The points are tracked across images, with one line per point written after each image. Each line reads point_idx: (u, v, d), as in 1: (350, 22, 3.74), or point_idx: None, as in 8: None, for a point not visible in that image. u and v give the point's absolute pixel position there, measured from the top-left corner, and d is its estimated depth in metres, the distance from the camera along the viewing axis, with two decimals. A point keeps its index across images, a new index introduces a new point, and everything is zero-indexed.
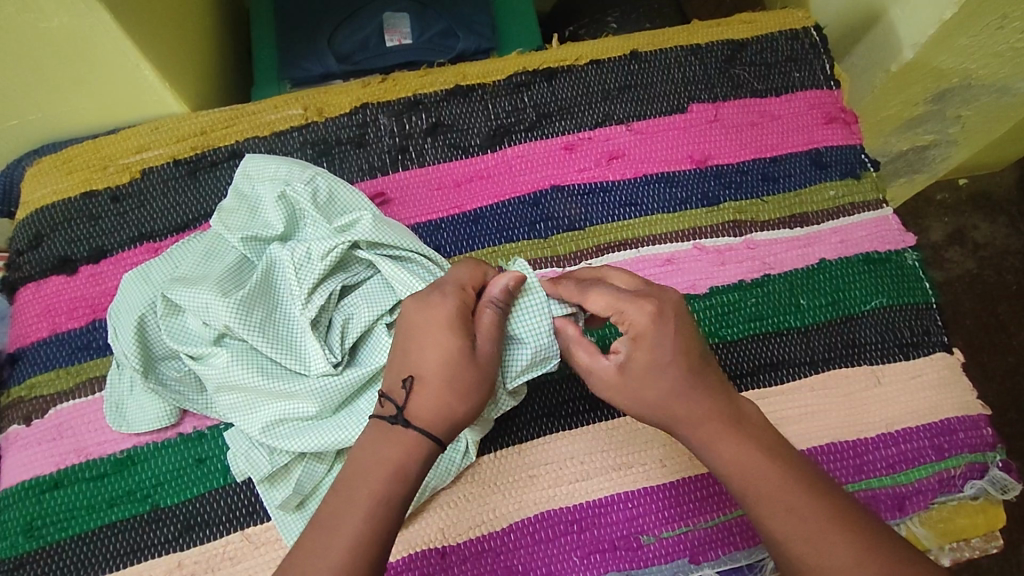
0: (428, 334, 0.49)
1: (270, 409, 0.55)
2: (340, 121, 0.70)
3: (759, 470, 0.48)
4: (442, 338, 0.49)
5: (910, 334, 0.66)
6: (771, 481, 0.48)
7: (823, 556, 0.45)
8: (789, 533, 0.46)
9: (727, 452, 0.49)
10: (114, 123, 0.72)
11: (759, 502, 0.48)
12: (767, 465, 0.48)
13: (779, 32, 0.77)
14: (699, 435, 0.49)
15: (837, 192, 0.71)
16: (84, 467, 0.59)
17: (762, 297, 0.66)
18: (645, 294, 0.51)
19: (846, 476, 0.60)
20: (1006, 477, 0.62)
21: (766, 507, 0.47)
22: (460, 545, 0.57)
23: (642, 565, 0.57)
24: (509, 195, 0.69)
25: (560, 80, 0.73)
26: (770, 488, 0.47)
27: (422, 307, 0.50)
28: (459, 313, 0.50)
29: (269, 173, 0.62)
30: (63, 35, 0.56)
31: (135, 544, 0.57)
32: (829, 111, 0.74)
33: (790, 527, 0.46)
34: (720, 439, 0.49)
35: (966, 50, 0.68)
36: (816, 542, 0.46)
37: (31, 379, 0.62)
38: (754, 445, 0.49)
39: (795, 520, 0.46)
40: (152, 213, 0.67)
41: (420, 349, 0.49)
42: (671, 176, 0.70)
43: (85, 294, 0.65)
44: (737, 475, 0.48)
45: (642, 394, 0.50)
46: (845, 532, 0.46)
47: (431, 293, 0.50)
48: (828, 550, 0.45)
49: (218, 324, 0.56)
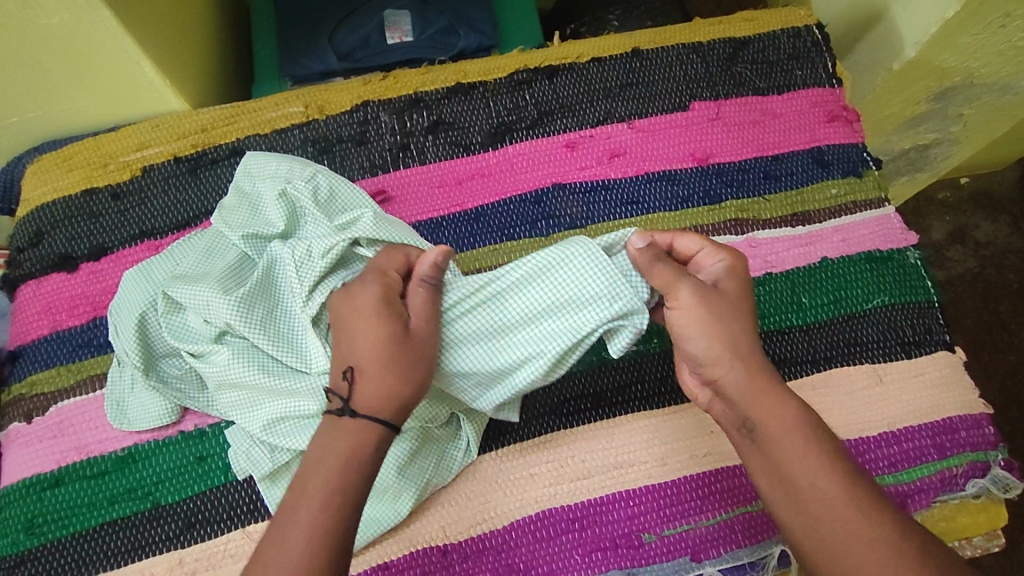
0: (359, 322, 0.51)
1: (270, 407, 0.55)
2: (341, 118, 0.70)
3: (797, 433, 0.48)
4: (373, 323, 0.50)
5: (912, 332, 0.66)
6: (805, 443, 0.48)
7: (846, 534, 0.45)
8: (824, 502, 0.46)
9: (774, 415, 0.49)
10: (114, 121, 0.72)
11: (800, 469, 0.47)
12: (803, 428, 0.48)
13: (780, 30, 0.76)
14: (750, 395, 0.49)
15: (838, 190, 0.71)
16: (84, 464, 0.59)
17: (763, 296, 0.66)
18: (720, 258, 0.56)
19: (879, 466, 0.61)
20: (1008, 475, 0.62)
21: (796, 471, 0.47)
22: (460, 543, 0.57)
23: (643, 563, 0.57)
24: (510, 193, 0.68)
25: (561, 78, 0.72)
26: (805, 452, 0.47)
27: (350, 299, 0.52)
28: (383, 297, 0.52)
29: (269, 171, 0.62)
30: (63, 31, 0.56)
31: (136, 542, 0.57)
32: (830, 109, 0.74)
33: (814, 493, 0.46)
34: (761, 396, 0.49)
35: (968, 49, 0.68)
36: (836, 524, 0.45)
37: (31, 376, 0.62)
38: (797, 408, 0.49)
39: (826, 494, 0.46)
40: (152, 211, 0.67)
41: (353, 338, 0.51)
42: (673, 174, 0.70)
43: (86, 291, 0.64)
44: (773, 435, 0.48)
45: (710, 325, 0.51)
46: None
47: (352, 285, 0.53)
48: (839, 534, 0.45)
49: (219, 322, 0.55)
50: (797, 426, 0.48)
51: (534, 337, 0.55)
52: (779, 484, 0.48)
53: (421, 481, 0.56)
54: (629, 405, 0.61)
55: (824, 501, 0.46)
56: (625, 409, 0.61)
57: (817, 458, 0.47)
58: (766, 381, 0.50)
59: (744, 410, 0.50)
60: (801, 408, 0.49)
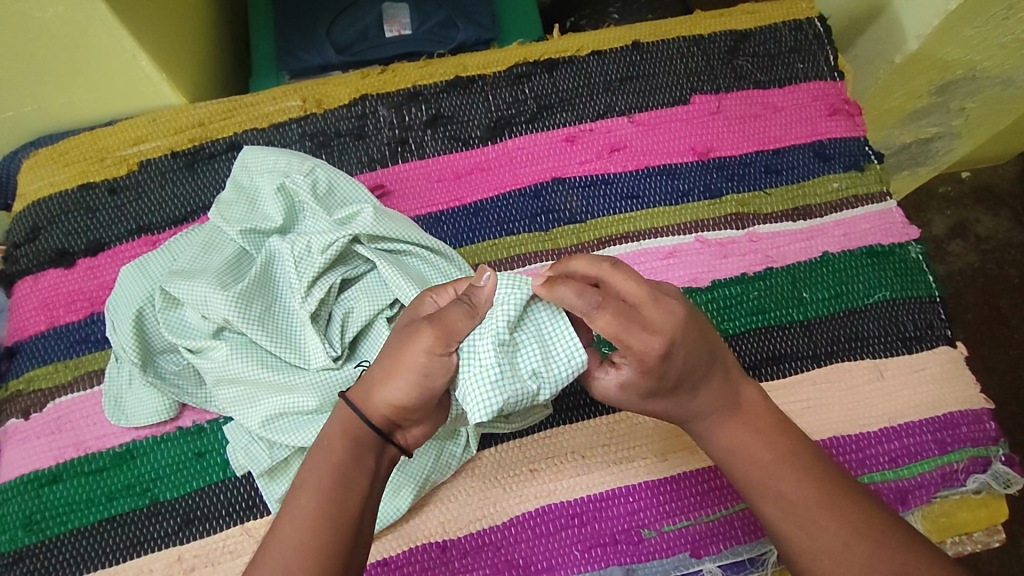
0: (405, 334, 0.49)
1: (270, 402, 0.55)
2: (340, 112, 0.69)
3: (756, 453, 0.49)
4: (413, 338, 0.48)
5: (914, 328, 0.66)
6: (769, 461, 0.48)
7: (807, 535, 0.46)
8: (780, 514, 0.47)
9: (723, 440, 0.50)
10: (110, 115, 0.71)
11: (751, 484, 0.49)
12: (765, 453, 0.49)
13: (782, 23, 0.76)
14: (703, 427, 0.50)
15: (841, 184, 0.71)
16: (83, 460, 0.59)
17: (764, 290, 0.66)
18: (635, 333, 0.45)
19: (862, 467, 0.60)
20: (1009, 470, 0.61)
21: (757, 490, 0.48)
22: (460, 539, 0.57)
23: (643, 558, 0.57)
24: (510, 187, 0.68)
25: (561, 71, 0.72)
26: (761, 463, 0.49)
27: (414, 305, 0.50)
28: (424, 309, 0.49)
29: (267, 166, 0.62)
30: (57, 25, 0.56)
31: (135, 538, 0.57)
32: (833, 102, 0.74)
33: (778, 501, 0.47)
34: (720, 425, 0.50)
35: (971, 41, 0.67)
36: (804, 522, 0.46)
37: (29, 372, 0.62)
38: (748, 432, 0.50)
39: (782, 499, 0.47)
40: (148, 206, 0.67)
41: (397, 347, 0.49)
42: (673, 167, 0.70)
43: (83, 287, 0.64)
44: (736, 461, 0.50)
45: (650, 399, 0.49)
46: (830, 515, 0.46)
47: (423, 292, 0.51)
48: (810, 530, 0.46)
49: (217, 317, 0.55)
50: (753, 445, 0.49)
51: (489, 382, 0.46)
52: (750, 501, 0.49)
53: (421, 478, 0.56)
54: None
55: (786, 513, 0.47)
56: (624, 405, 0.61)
57: (779, 466, 0.48)
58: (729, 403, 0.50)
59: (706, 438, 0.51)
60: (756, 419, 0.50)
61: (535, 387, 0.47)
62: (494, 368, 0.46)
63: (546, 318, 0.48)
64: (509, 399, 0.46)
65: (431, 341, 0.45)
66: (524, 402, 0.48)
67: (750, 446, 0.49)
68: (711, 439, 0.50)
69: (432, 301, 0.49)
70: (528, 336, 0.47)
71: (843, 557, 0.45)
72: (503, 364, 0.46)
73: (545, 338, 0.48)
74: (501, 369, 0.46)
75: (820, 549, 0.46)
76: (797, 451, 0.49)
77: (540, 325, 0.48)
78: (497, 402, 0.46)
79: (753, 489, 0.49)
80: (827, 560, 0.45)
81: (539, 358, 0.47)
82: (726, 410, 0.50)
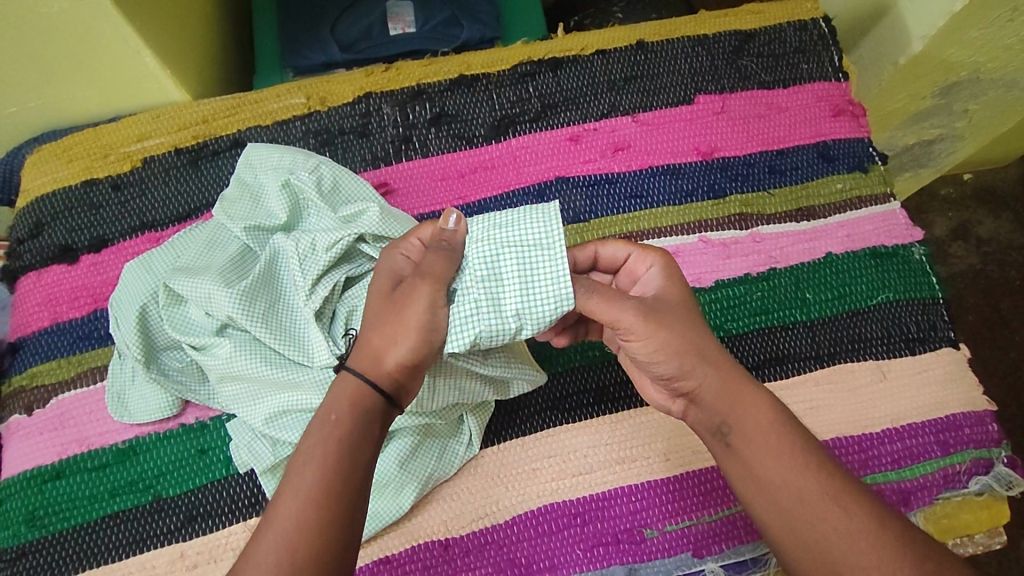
0: None
1: (273, 400, 0.55)
2: (344, 110, 0.69)
3: (771, 435, 0.46)
4: None
5: (916, 329, 0.66)
6: (783, 446, 0.46)
7: (818, 531, 0.44)
8: (793, 506, 0.45)
9: (737, 415, 0.47)
10: (114, 111, 0.71)
11: (762, 467, 0.46)
12: (783, 439, 0.46)
13: (787, 23, 0.76)
14: (717, 399, 0.47)
15: (844, 185, 0.71)
16: (85, 457, 0.59)
17: (768, 291, 0.66)
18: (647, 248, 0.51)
19: (865, 467, 0.60)
20: (1012, 472, 0.62)
21: (768, 475, 0.45)
22: (462, 538, 0.57)
23: (645, 558, 0.57)
24: (514, 186, 0.68)
25: (565, 70, 0.72)
26: (778, 448, 0.46)
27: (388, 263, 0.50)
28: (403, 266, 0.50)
29: (272, 163, 0.62)
30: (61, 20, 0.56)
31: (136, 535, 0.57)
32: (837, 103, 0.74)
33: (787, 490, 0.45)
34: (735, 400, 0.47)
35: (976, 43, 0.67)
36: (814, 515, 0.44)
37: (31, 368, 0.62)
38: (766, 412, 0.47)
39: (792, 490, 0.45)
40: (152, 202, 0.67)
41: None
42: (677, 167, 0.70)
43: (86, 283, 0.64)
44: (750, 442, 0.46)
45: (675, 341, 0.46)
46: None
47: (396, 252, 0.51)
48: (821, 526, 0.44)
49: (220, 315, 0.55)
50: (772, 428, 0.47)
51: (462, 313, 0.47)
52: (759, 491, 0.46)
53: (423, 476, 0.56)
54: (632, 400, 0.62)
55: (800, 500, 0.45)
56: (626, 405, 0.61)
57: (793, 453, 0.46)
58: (739, 378, 0.48)
59: (719, 416, 0.47)
60: (777, 401, 0.48)
61: (514, 325, 0.47)
62: (470, 297, 0.47)
63: (530, 254, 0.48)
64: (483, 333, 0.47)
65: (433, 301, 0.46)
66: (504, 340, 0.48)
67: (765, 426, 0.47)
68: (726, 413, 0.47)
69: (404, 257, 0.50)
70: (513, 271, 0.48)
71: (860, 552, 0.43)
72: (481, 295, 0.47)
73: (527, 275, 0.48)
74: (479, 297, 0.47)
75: (835, 538, 0.44)
76: (810, 441, 0.47)
77: (525, 263, 0.48)
78: (465, 332, 0.47)
79: (765, 473, 0.46)
80: (847, 557, 0.43)
81: (518, 298, 0.47)
82: (740, 388, 0.48)
